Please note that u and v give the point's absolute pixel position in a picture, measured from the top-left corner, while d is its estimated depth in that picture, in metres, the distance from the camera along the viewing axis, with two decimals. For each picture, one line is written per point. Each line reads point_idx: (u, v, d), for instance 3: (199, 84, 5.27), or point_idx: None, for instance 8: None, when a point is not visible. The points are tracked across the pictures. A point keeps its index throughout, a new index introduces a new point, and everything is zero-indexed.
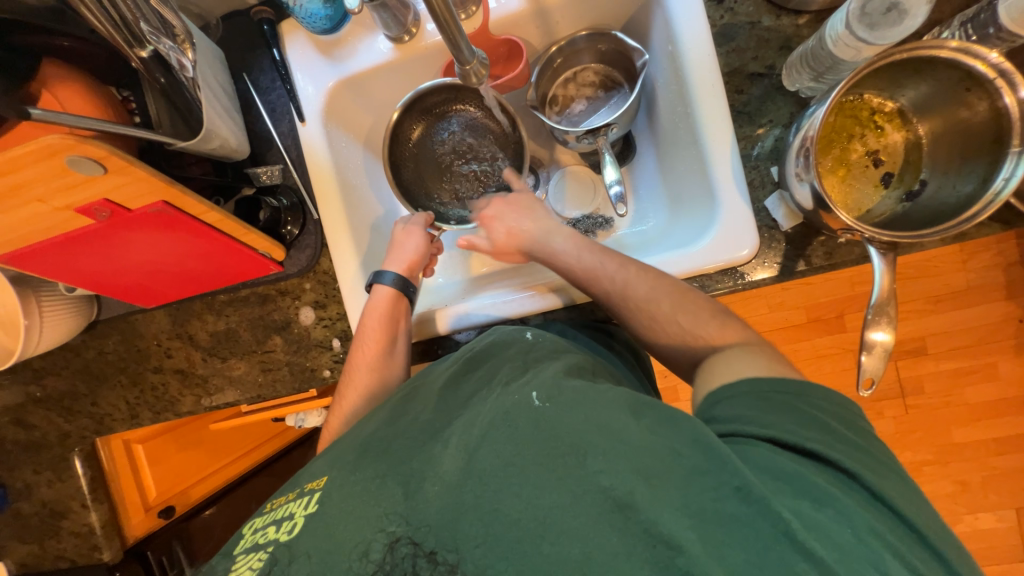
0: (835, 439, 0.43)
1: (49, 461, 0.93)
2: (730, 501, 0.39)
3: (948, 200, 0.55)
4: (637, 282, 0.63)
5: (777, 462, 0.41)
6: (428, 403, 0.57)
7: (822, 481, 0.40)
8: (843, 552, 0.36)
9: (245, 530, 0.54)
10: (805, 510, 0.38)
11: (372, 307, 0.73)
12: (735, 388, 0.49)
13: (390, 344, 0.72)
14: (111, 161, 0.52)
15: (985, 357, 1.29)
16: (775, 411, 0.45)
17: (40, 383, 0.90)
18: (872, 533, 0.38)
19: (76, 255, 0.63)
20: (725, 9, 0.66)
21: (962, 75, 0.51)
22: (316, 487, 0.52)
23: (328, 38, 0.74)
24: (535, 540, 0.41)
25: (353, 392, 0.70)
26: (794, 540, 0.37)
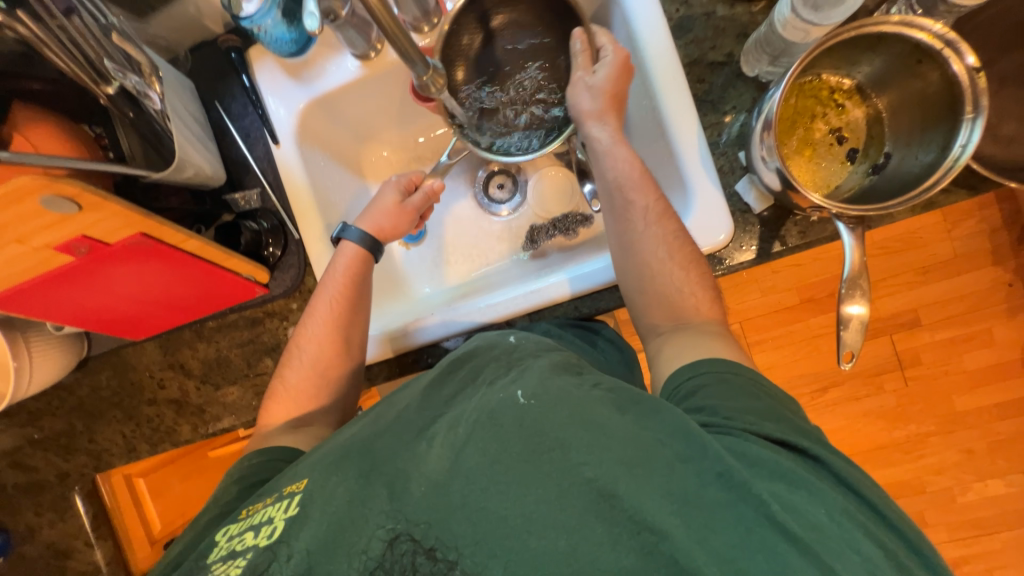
0: (794, 427, 0.48)
1: (51, 503, 0.92)
2: (712, 487, 0.42)
3: (912, 170, 0.56)
4: (655, 234, 0.62)
5: (754, 450, 0.44)
6: (411, 401, 0.56)
7: (791, 463, 0.44)
8: (818, 528, 0.39)
9: (219, 537, 0.53)
10: (781, 492, 0.41)
11: (338, 261, 0.73)
12: (700, 372, 0.53)
13: (354, 303, 0.71)
14: (85, 197, 0.52)
15: (979, 324, 1.30)
16: (742, 398, 0.49)
17: (35, 425, 0.90)
18: (842, 512, 0.41)
19: (59, 293, 0.64)
20: (680, 2, 0.67)
21: (911, 47, 0.52)
22: (294, 490, 0.52)
23: (296, 61, 0.75)
24: (521, 535, 0.42)
25: (312, 342, 0.71)
26: (773, 521, 0.39)
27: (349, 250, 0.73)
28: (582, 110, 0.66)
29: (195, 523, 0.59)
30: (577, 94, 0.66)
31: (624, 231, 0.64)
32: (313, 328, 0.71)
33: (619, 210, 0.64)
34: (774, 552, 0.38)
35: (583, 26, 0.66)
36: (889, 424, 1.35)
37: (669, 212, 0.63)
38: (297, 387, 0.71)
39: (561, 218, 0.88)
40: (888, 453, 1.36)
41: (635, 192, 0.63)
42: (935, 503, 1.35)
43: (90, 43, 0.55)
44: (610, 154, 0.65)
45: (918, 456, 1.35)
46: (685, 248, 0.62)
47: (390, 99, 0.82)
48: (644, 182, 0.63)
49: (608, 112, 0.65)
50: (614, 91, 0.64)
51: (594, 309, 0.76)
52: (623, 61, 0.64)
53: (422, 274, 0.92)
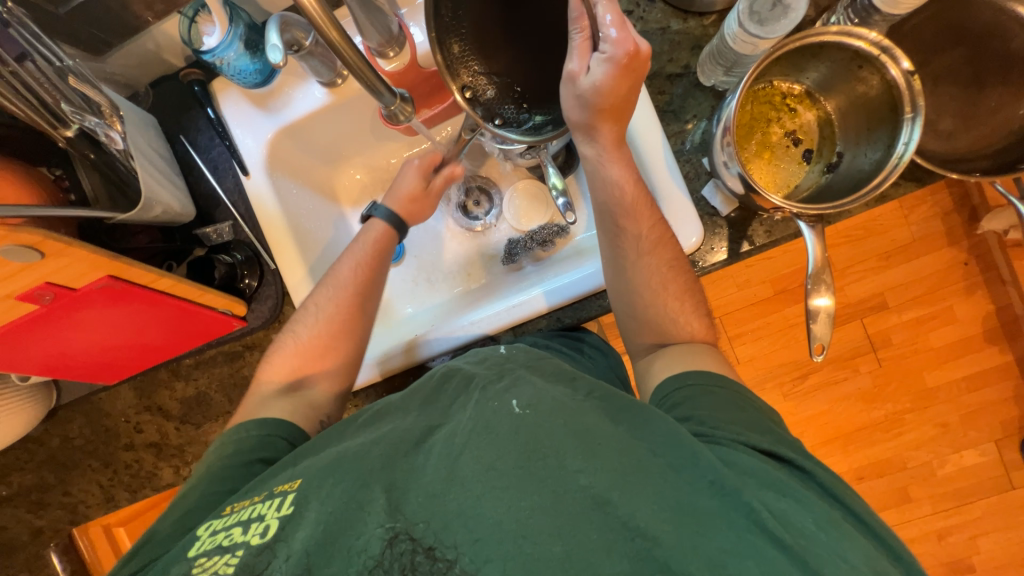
0: (779, 438, 0.51)
1: (24, 562, 0.88)
2: (706, 495, 0.43)
3: (863, 168, 0.59)
4: (650, 258, 0.64)
5: (744, 459, 0.47)
6: (406, 415, 0.56)
7: (779, 473, 0.46)
8: (805, 533, 0.41)
9: (202, 532, 0.52)
10: (771, 500, 0.43)
11: (365, 236, 0.75)
12: (689, 383, 0.56)
13: (377, 273, 0.73)
14: (47, 244, 0.51)
15: (941, 303, 1.37)
16: (731, 411, 0.52)
17: (4, 482, 0.85)
18: (830, 519, 0.43)
19: (24, 342, 0.61)
20: (636, 18, 0.70)
21: (852, 54, 0.55)
22: (288, 488, 0.52)
23: (261, 91, 0.74)
24: (516, 540, 0.42)
25: (327, 304, 0.71)
26: (765, 528, 0.41)
27: (377, 227, 0.76)
28: (574, 119, 0.61)
29: (171, 513, 0.57)
30: (567, 94, 0.58)
31: (616, 256, 0.65)
32: (331, 291, 0.71)
33: (612, 232, 0.65)
34: (766, 558, 0.40)
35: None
36: (868, 404, 1.41)
37: (665, 239, 0.64)
38: (307, 346, 0.70)
39: (538, 230, 0.89)
40: (869, 433, 1.41)
41: (626, 219, 0.64)
42: (917, 478, 1.40)
43: (45, 87, 0.53)
44: (600, 173, 0.64)
45: (897, 434, 1.40)
46: (678, 279, 0.64)
47: (361, 123, 0.82)
48: (638, 208, 0.64)
49: (601, 124, 0.60)
50: (607, 101, 0.57)
51: (576, 318, 0.77)
52: (618, 64, 0.54)
53: (403, 294, 0.92)
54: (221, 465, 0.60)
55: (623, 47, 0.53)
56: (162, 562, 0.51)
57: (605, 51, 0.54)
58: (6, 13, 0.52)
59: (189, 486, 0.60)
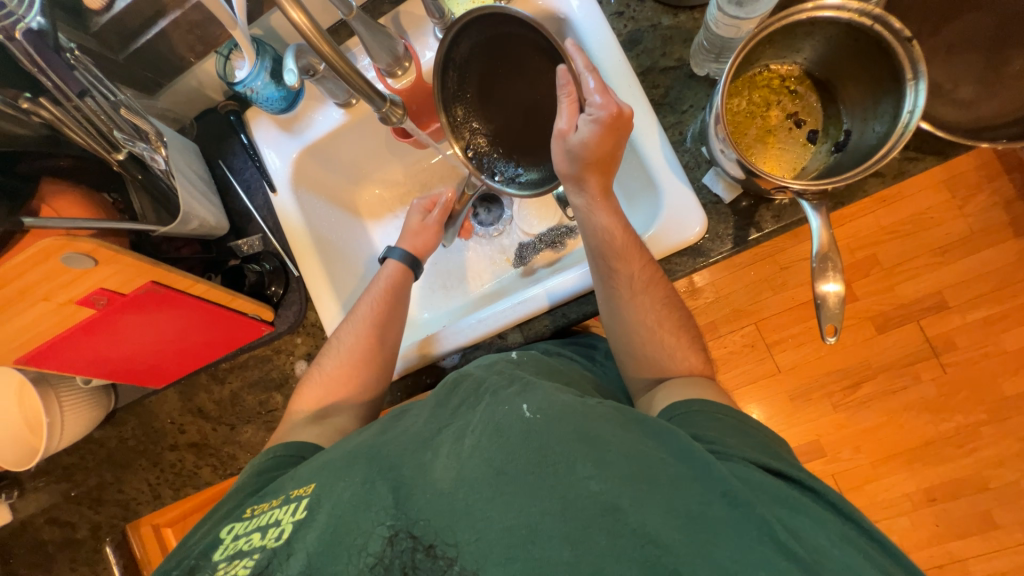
0: (786, 461, 0.48)
1: (85, 556, 0.95)
2: (717, 505, 0.41)
3: (870, 142, 0.57)
4: (642, 294, 0.64)
5: (754, 476, 0.44)
6: (419, 415, 0.57)
7: (792, 491, 0.43)
8: (820, 552, 0.39)
9: (224, 535, 0.54)
10: (783, 516, 0.41)
11: (382, 275, 0.79)
12: (694, 411, 0.53)
13: (393, 311, 0.76)
14: (100, 252, 0.58)
15: (1011, 300, 1.23)
16: (737, 435, 0.49)
17: (70, 480, 0.94)
18: (843, 537, 0.41)
19: (84, 345, 0.69)
20: (627, 18, 0.72)
21: (845, 27, 0.54)
22: (302, 493, 0.53)
23: (287, 116, 0.82)
24: (525, 544, 0.42)
25: (347, 337, 0.74)
26: (782, 545, 0.38)
27: (393, 267, 0.80)
28: (562, 168, 0.65)
29: (202, 527, 0.58)
30: (556, 149, 0.64)
31: (610, 296, 0.65)
32: (350, 329, 0.75)
33: (603, 272, 0.66)
34: (775, 566, 0.37)
35: (568, 62, 0.61)
36: (933, 416, 1.27)
37: (655, 280, 0.64)
38: (331, 376, 0.73)
39: (546, 233, 0.91)
40: (939, 449, 1.26)
41: (619, 262, 0.64)
42: (1002, 499, 1.24)
43: (101, 118, 0.62)
44: (589, 221, 0.67)
45: (971, 449, 1.25)
46: (671, 316, 0.64)
47: (377, 140, 0.88)
48: (629, 250, 0.64)
49: (588, 175, 0.64)
50: (595, 156, 0.62)
51: (582, 314, 0.76)
52: (608, 119, 0.60)
53: (421, 300, 0.96)
54: (249, 480, 0.61)
55: (609, 108, 0.60)
56: (184, 564, 0.52)
57: (593, 113, 0.60)
58: (75, 59, 0.61)
59: (226, 496, 0.61)
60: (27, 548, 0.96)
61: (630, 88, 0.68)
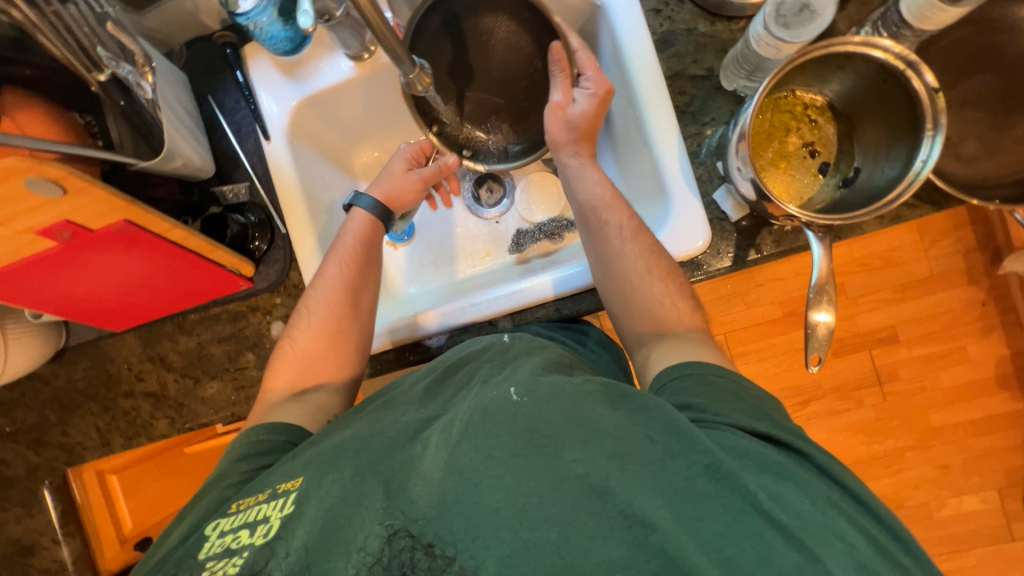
0: (777, 423, 0.48)
1: (17, 497, 0.89)
2: (701, 479, 0.42)
3: (878, 184, 0.59)
4: (632, 238, 0.65)
5: (740, 442, 0.45)
6: (404, 408, 0.56)
7: (777, 457, 0.44)
8: (802, 514, 0.40)
9: (207, 532, 0.51)
10: (767, 483, 0.42)
11: (348, 228, 0.75)
12: (685, 373, 0.54)
13: (363, 270, 0.73)
14: (70, 181, 0.52)
15: (954, 342, 1.33)
16: (727, 399, 0.50)
17: (7, 416, 0.88)
18: (826, 500, 0.42)
19: (41, 277, 0.63)
20: (663, 17, 0.70)
21: (876, 67, 0.55)
22: (290, 488, 0.51)
23: (290, 59, 0.76)
24: (513, 527, 0.41)
25: (319, 303, 0.71)
26: (760, 509, 0.40)
27: (360, 217, 0.76)
28: (554, 136, 0.70)
29: (181, 523, 0.55)
30: (554, 119, 0.69)
31: (601, 249, 0.66)
32: (320, 295, 0.71)
33: (592, 226, 0.67)
34: (762, 539, 0.39)
35: (560, 40, 0.67)
36: (869, 438, 1.37)
37: (643, 228, 0.65)
38: (305, 350, 0.70)
39: (547, 223, 0.90)
40: (868, 468, 1.37)
41: (607, 212, 0.66)
42: (913, 518, 1.36)
43: (83, 30, 0.56)
44: (580, 178, 0.69)
45: (897, 471, 1.37)
46: (661, 262, 0.64)
47: (384, 100, 0.83)
48: (616, 203, 0.67)
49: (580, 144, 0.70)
50: (589, 126, 0.69)
51: (576, 310, 0.76)
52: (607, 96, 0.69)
53: (409, 273, 0.93)
54: (233, 468, 0.59)
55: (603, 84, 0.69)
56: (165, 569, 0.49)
57: (588, 88, 0.69)
58: None
59: (204, 490, 0.58)
60: None
61: (657, 90, 0.67)
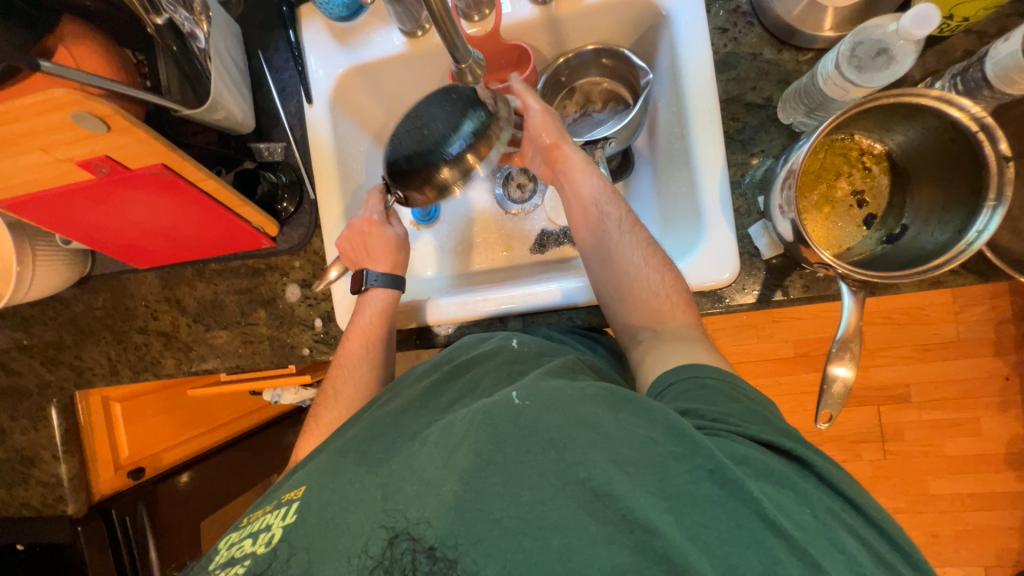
0: (775, 428, 0.47)
1: (26, 409, 0.93)
2: (704, 483, 0.40)
3: (925, 246, 0.56)
4: (630, 231, 0.66)
5: (738, 448, 0.43)
6: (404, 411, 0.59)
7: (776, 464, 0.43)
8: (804, 527, 0.39)
9: (219, 547, 0.54)
10: (770, 492, 0.41)
11: (369, 303, 0.74)
12: (681, 378, 0.53)
13: (385, 340, 0.74)
14: (114, 119, 0.53)
15: (968, 411, 1.29)
16: (724, 400, 0.49)
17: (27, 331, 0.91)
18: (826, 509, 0.41)
19: (75, 206, 0.64)
20: (729, 38, 0.68)
21: (947, 123, 0.52)
22: (294, 497, 0.53)
23: (345, 26, 0.76)
24: (516, 535, 0.40)
25: (346, 384, 0.72)
26: (767, 518, 0.38)
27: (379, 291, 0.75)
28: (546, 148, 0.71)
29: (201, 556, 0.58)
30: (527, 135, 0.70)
31: (603, 243, 0.67)
32: (347, 377, 0.73)
33: (589, 222, 0.68)
34: (765, 549, 0.37)
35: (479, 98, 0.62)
36: None
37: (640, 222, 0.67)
38: (328, 426, 0.71)
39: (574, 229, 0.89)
40: None
41: (606, 204, 0.67)
42: None
43: None
44: (578, 174, 0.69)
45: None
46: (657, 253, 0.65)
47: (430, 83, 0.82)
48: (614, 197, 0.68)
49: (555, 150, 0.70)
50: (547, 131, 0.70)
51: (588, 322, 0.76)
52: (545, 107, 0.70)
53: (427, 257, 0.93)
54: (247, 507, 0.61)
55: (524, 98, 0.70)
56: None
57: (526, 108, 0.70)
58: None
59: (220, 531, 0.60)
60: None
61: (710, 113, 0.65)
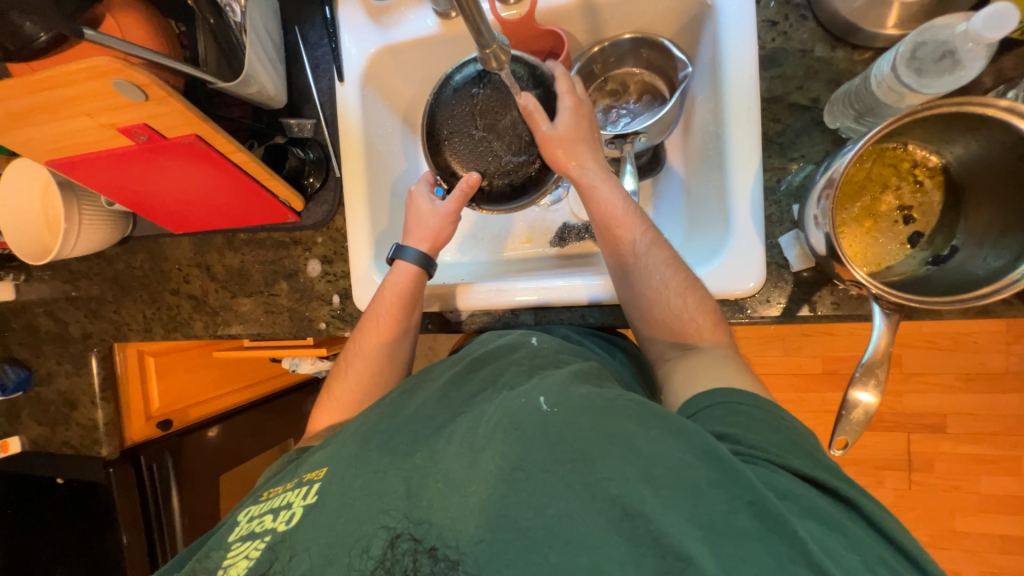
0: (823, 463, 0.44)
1: (70, 356, 1.00)
2: (743, 515, 0.38)
3: (974, 272, 0.52)
4: (654, 252, 0.63)
5: (779, 481, 0.42)
6: (428, 400, 0.58)
7: (821, 502, 0.41)
8: (852, 574, 0.37)
9: (241, 518, 0.58)
10: (816, 533, 0.38)
11: (391, 284, 0.73)
12: (715, 402, 0.50)
13: (403, 324, 0.73)
14: (152, 88, 0.55)
15: (1010, 449, 1.20)
16: (765, 430, 0.46)
17: (73, 284, 0.98)
18: (878, 560, 0.38)
19: (117, 171, 0.68)
20: (778, 32, 0.63)
21: (1013, 138, 0.47)
22: (314, 478, 0.55)
23: (379, 4, 0.76)
24: (541, 548, 0.40)
25: (358, 361, 0.73)
26: (812, 561, 0.36)
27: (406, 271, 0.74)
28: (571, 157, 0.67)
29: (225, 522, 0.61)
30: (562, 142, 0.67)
31: (622, 266, 0.65)
32: (357, 352, 0.74)
33: (609, 242, 0.66)
34: None
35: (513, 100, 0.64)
36: None
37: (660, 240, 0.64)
38: (341, 401, 0.73)
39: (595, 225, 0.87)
40: None
41: (620, 226, 0.65)
42: None
43: None
44: (593, 195, 0.65)
45: None
46: (680, 272, 0.61)
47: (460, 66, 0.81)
48: (628, 217, 0.65)
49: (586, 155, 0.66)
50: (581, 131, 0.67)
51: (601, 321, 0.75)
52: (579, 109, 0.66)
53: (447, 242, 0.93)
54: (270, 478, 0.65)
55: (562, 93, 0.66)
56: (202, 551, 0.56)
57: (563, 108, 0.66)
58: None
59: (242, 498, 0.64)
60: (25, 331, 1.02)
61: (749, 112, 0.61)
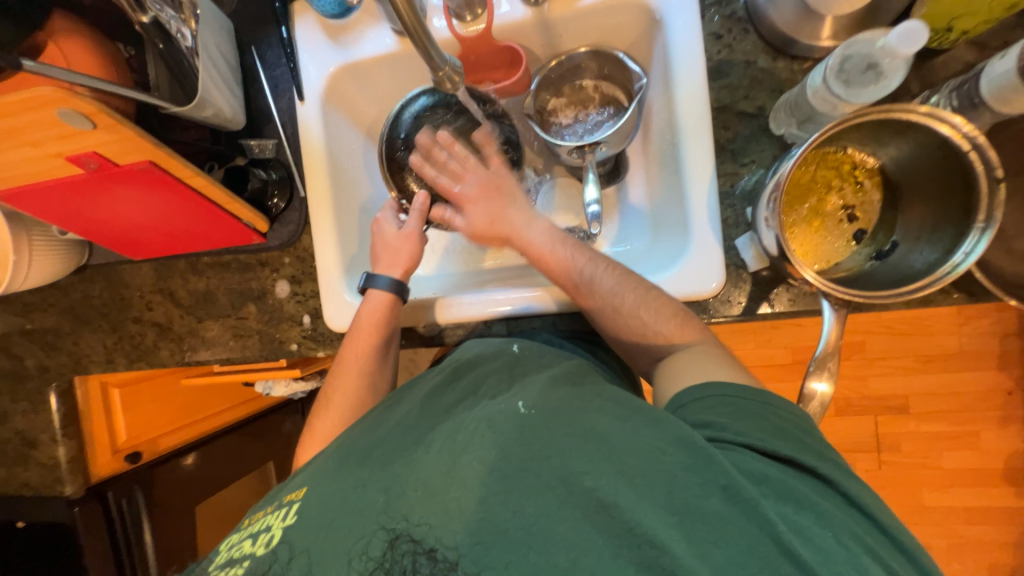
0: (806, 445, 0.45)
1: (26, 392, 0.95)
2: (715, 499, 0.40)
3: (911, 266, 0.55)
4: (604, 275, 0.64)
5: (752, 464, 0.43)
6: (410, 408, 0.59)
7: (795, 483, 0.43)
8: (827, 554, 0.38)
9: (221, 546, 0.55)
10: (787, 513, 0.40)
11: (366, 308, 0.73)
12: (706, 395, 0.51)
13: (383, 347, 0.73)
14: (99, 116, 0.53)
15: (968, 425, 1.27)
16: (750, 419, 0.47)
17: (27, 317, 0.94)
18: (851, 536, 0.40)
19: (68, 200, 0.65)
20: (723, 44, 0.66)
21: (939, 141, 0.51)
22: (294, 499, 0.53)
23: (337, 24, 0.76)
24: (522, 548, 0.41)
25: (340, 388, 0.73)
26: (779, 540, 0.38)
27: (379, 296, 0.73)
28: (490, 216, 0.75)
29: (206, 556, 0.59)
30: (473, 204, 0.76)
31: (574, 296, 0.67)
32: (340, 380, 0.73)
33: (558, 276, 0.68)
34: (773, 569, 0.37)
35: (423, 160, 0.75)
36: None
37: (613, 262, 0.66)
38: (323, 433, 0.71)
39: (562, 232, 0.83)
40: None
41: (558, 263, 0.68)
42: None
43: None
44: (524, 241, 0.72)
45: None
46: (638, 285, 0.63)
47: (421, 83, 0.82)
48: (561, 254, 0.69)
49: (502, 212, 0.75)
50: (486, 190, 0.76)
51: (570, 329, 0.78)
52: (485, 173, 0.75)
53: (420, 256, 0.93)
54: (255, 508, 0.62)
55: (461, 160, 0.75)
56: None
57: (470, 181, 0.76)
58: None
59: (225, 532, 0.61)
60: None
61: (700, 121, 0.64)
